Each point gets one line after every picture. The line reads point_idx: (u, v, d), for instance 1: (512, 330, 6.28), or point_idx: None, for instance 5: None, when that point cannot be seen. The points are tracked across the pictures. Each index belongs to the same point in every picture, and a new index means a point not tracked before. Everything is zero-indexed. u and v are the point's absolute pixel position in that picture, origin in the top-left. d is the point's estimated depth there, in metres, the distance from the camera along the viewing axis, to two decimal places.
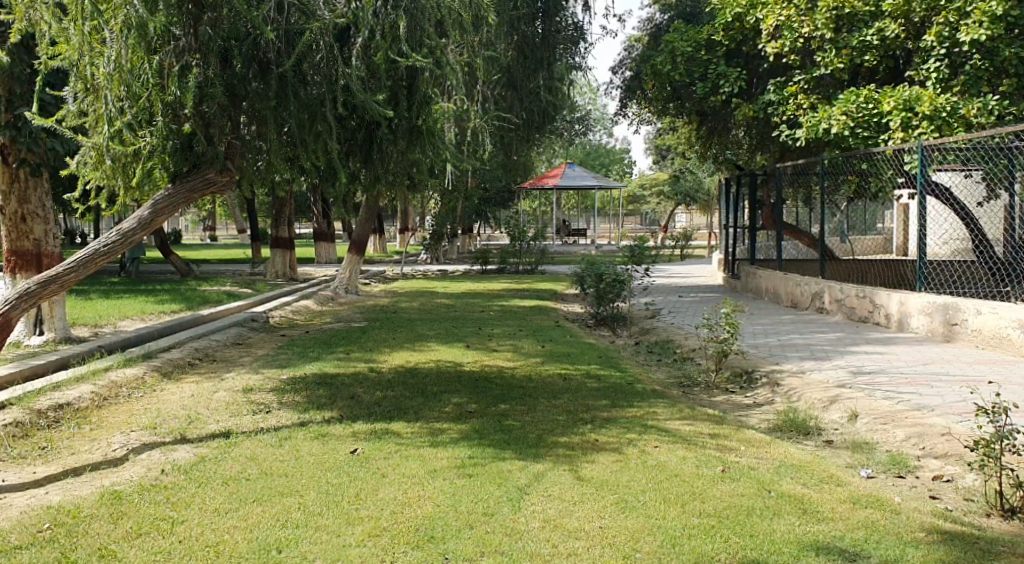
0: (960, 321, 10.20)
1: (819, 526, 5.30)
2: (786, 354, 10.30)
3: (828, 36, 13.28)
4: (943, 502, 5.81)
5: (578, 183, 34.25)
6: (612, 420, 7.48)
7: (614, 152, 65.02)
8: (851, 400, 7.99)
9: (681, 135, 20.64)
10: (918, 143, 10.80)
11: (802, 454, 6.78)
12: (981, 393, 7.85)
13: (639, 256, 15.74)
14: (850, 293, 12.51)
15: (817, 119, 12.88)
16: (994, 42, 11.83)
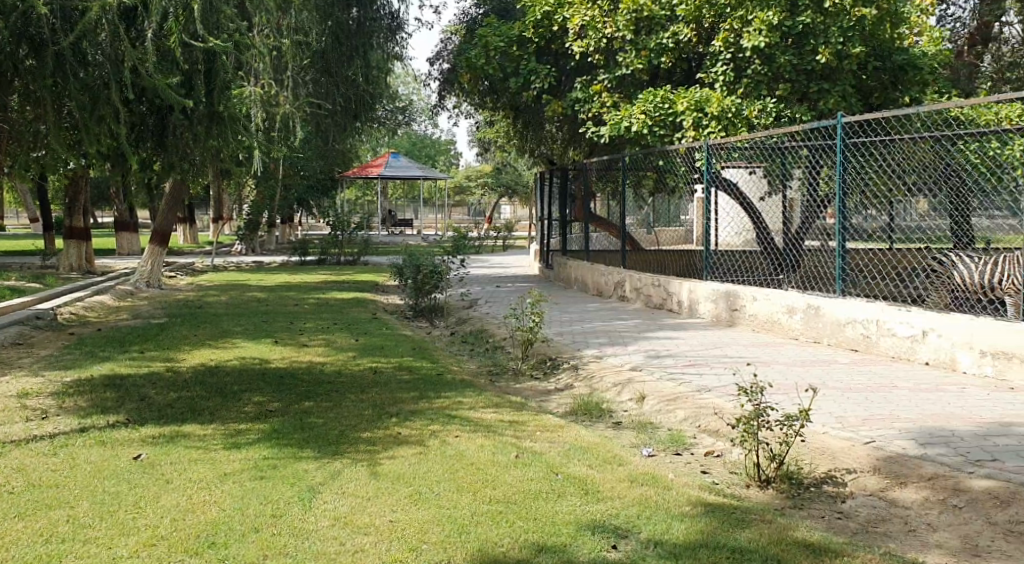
0: (739, 306, 10.92)
1: (597, 506, 5.56)
2: (587, 341, 10.69)
3: (629, 37, 13.80)
4: (710, 476, 6.29)
5: (402, 173, 34.21)
6: (415, 413, 7.56)
7: (439, 142, 65.28)
8: (640, 383, 8.39)
9: (499, 129, 20.89)
10: (703, 144, 11.64)
11: (592, 437, 7.07)
12: (744, 373, 8.45)
13: (456, 247, 15.88)
14: (647, 281, 13.11)
15: (619, 117, 13.31)
16: (771, 49, 12.54)
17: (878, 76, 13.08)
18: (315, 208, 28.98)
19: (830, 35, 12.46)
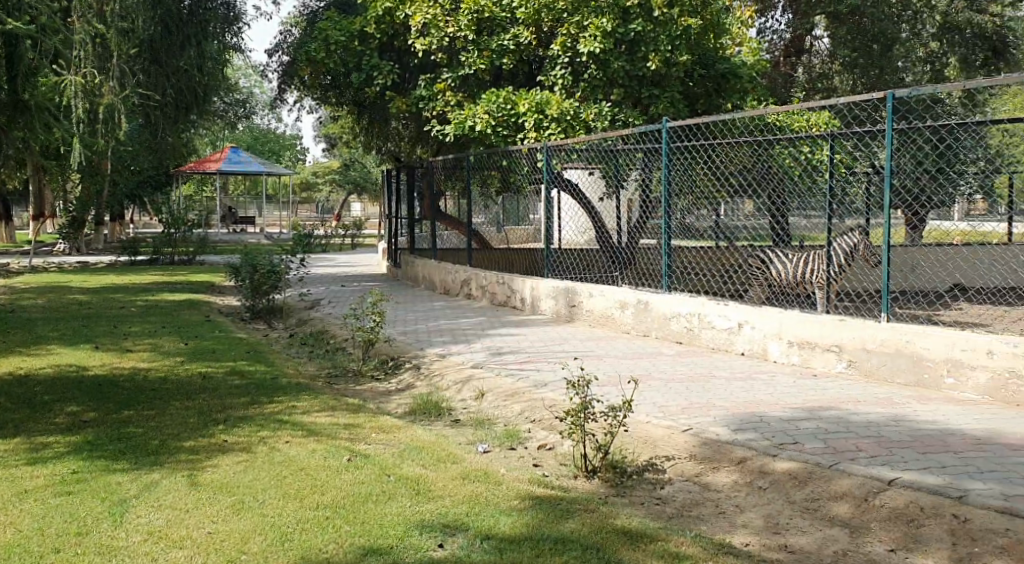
0: (578, 302, 11.27)
1: (426, 505, 5.68)
2: (429, 339, 10.78)
3: (471, 37, 13.96)
4: (540, 469, 6.52)
5: (242, 168, 33.36)
6: (246, 418, 7.47)
7: (286, 138, 63.96)
8: (480, 380, 8.55)
9: (343, 125, 20.69)
10: (541, 146, 12.04)
11: (427, 436, 7.18)
12: (570, 366, 8.76)
13: (297, 247, 15.67)
14: (491, 279, 13.34)
15: (463, 116, 13.45)
16: (605, 55, 12.96)
17: (702, 83, 13.78)
18: (148, 203, 27.89)
19: (659, 44, 12.93)
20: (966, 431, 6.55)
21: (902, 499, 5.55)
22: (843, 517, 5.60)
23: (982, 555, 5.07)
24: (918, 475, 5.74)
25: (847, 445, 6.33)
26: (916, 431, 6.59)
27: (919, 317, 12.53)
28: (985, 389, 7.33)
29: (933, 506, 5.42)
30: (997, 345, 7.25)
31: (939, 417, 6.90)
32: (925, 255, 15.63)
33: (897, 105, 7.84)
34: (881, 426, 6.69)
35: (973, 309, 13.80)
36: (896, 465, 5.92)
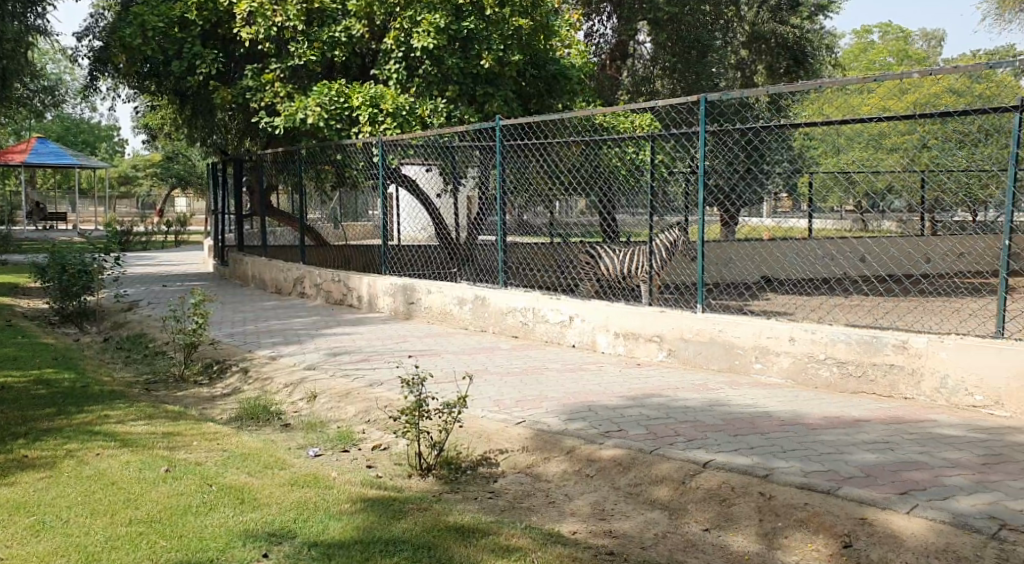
0: (416, 299, 11.20)
1: (252, 514, 5.50)
2: (258, 340, 10.45)
3: (300, 28, 13.62)
4: (374, 470, 6.47)
5: (50, 161, 31.34)
6: (53, 431, 7.02)
7: (104, 130, 60.71)
8: (313, 381, 8.35)
9: (163, 116, 19.77)
10: (376, 141, 11.84)
11: (254, 441, 6.96)
12: (405, 365, 8.70)
13: (111, 245, 14.86)
14: (326, 276, 13.07)
15: (293, 108, 13.05)
16: (439, 51, 12.91)
17: (535, 83, 13.98)
18: None
19: (491, 43, 13.03)
20: (774, 413, 7.09)
21: (715, 480, 5.89)
22: (663, 500, 5.92)
23: (784, 529, 5.48)
24: (731, 457, 6.12)
25: (667, 432, 6.68)
26: (729, 414, 7.08)
27: (733, 307, 13.27)
28: (789, 372, 7.97)
29: (742, 485, 5.80)
30: (796, 332, 7.91)
31: (751, 401, 7.43)
32: (734, 250, 16.03)
33: (708, 108, 8.53)
34: (698, 411, 7.14)
35: (779, 298, 14.70)
36: (711, 448, 6.31)
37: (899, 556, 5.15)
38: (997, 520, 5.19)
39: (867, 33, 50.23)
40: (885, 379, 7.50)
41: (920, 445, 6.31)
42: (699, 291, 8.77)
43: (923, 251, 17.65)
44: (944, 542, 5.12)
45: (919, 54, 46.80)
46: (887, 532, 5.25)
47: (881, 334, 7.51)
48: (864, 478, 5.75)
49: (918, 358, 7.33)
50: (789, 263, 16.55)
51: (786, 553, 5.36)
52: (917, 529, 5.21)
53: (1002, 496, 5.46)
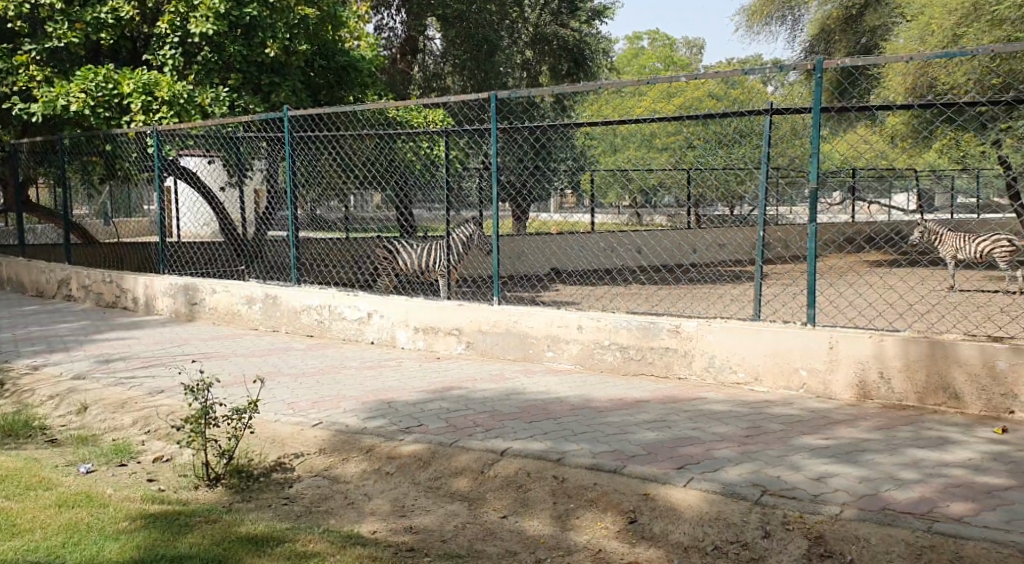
0: (199, 299, 10.59)
1: (12, 543, 4.90)
2: (19, 350, 9.49)
3: (59, 7, 12.34)
4: (155, 484, 5.99)
5: None
6: None
7: None
8: (83, 392, 7.64)
9: None
10: (150, 131, 10.99)
11: (13, 461, 6.26)
12: (189, 370, 8.15)
13: None
14: (96, 277, 12.11)
15: (54, 94, 11.87)
16: (219, 37, 12.29)
17: (324, 74, 13.47)
18: None
19: (277, 30, 12.44)
20: (566, 399, 7.13)
21: (509, 467, 5.85)
22: (462, 492, 5.79)
23: (576, 511, 5.47)
24: (523, 443, 6.10)
25: (465, 422, 6.59)
26: (522, 401, 7.06)
27: (525, 297, 13.37)
28: (577, 358, 8.09)
29: (536, 470, 5.76)
30: (584, 320, 8.03)
31: (544, 388, 7.46)
32: (526, 243, 16.38)
33: (499, 105, 8.45)
34: (495, 401, 7.07)
35: (568, 288, 14.94)
36: (506, 435, 6.27)
37: (677, 528, 5.23)
38: (760, 486, 5.35)
39: (640, 40, 52.37)
40: (660, 361, 7.73)
41: (697, 421, 6.52)
42: (495, 284, 8.61)
43: (691, 242, 18.67)
44: (716, 510, 5.23)
45: (686, 61, 49.38)
46: (667, 506, 5.33)
47: (658, 320, 7.75)
48: (647, 456, 5.85)
49: (689, 341, 7.59)
50: (575, 255, 17.02)
51: (577, 533, 5.36)
52: (691, 500, 5.31)
53: (763, 464, 5.68)
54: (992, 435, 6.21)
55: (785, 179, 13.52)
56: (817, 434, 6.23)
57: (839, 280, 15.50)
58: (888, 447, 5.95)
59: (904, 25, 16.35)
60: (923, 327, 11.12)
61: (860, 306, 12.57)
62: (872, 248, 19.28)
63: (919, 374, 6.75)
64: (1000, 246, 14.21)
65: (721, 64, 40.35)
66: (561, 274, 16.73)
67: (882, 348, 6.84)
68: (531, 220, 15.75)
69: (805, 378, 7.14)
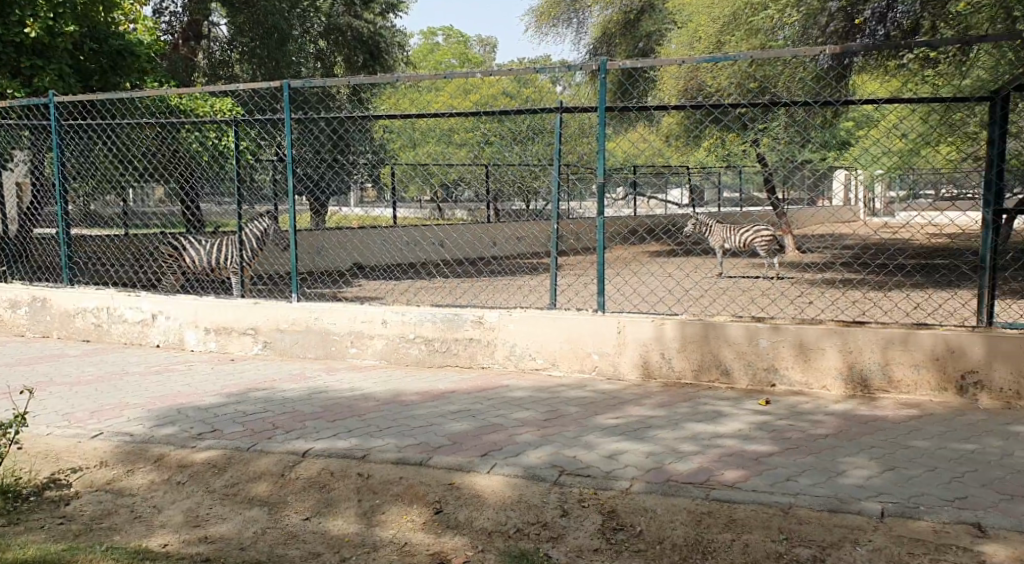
0: None
1: None
2: None
3: None
4: None
5: None
6: None
7: None
8: None
9: None
10: None
11: None
12: None
13: None
14: None
15: None
16: None
17: (97, 59, 12.31)
18: None
19: (40, 9, 11.26)
20: (368, 394, 6.88)
21: (314, 467, 5.55)
22: (261, 497, 5.42)
23: (381, 506, 5.24)
24: (326, 443, 5.81)
25: (262, 425, 6.21)
26: (327, 401, 6.73)
27: (327, 294, 12.90)
28: (383, 354, 7.83)
29: (340, 468, 5.50)
30: (389, 315, 7.78)
31: (348, 385, 7.18)
32: (326, 237, 15.57)
33: (291, 95, 8.02)
34: (295, 401, 6.72)
35: (369, 283, 14.58)
36: (310, 437, 5.94)
37: (480, 514, 5.09)
38: (557, 468, 5.35)
39: (432, 37, 52.20)
40: (465, 352, 7.61)
41: (499, 409, 6.45)
42: (291, 279, 8.04)
43: (492, 236, 18.57)
44: (517, 493, 5.17)
45: (477, 59, 49.91)
46: (470, 493, 5.21)
47: (462, 311, 7.61)
48: (451, 445, 5.72)
49: (492, 332, 7.50)
50: (378, 250, 16.59)
51: (382, 528, 5.10)
52: (494, 486, 5.22)
53: (559, 446, 5.71)
54: (757, 406, 6.57)
55: (574, 173, 13.81)
56: (611, 414, 6.34)
57: (622, 270, 16.04)
58: (669, 423, 6.18)
59: (678, 31, 17.15)
60: (702, 310, 11.64)
61: (644, 292, 13.03)
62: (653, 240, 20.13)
63: (690, 351, 7.03)
64: (761, 236, 14.99)
65: (506, 64, 40.97)
66: (364, 269, 16.12)
67: (662, 330, 7.08)
68: (331, 214, 15.24)
69: (597, 362, 7.25)
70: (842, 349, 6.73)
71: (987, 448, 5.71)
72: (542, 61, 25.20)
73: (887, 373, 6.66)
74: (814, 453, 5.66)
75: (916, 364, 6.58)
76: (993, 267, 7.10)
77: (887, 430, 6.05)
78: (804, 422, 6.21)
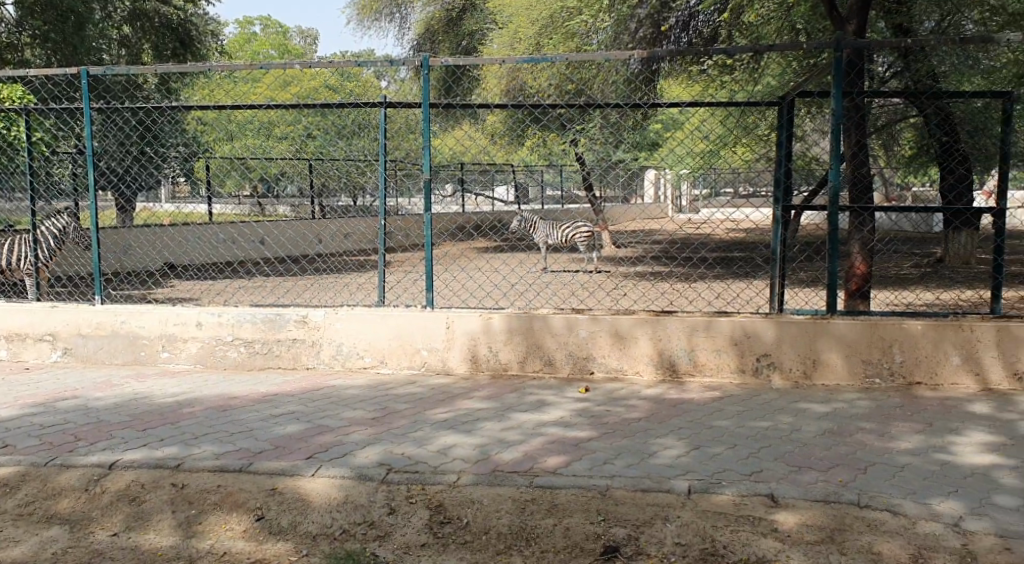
0: None
1: None
2: None
3: None
4: None
5: None
6: None
7: None
8: None
9: None
10: None
11: None
12: None
13: None
14: None
15: None
16: None
17: None
18: None
19: None
20: (181, 401, 6.80)
21: (120, 481, 5.47)
22: (63, 515, 5.32)
23: (198, 516, 5.23)
24: (138, 454, 5.74)
25: (65, 438, 6.05)
26: (135, 409, 6.61)
27: (134, 295, 12.50)
28: (198, 357, 7.74)
29: (151, 480, 5.45)
30: (203, 317, 7.69)
31: (161, 391, 7.07)
32: (132, 235, 14.97)
33: (90, 82, 7.82)
34: (101, 411, 6.56)
35: (183, 284, 14.19)
36: (116, 448, 5.84)
37: (305, 518, 5.17)
38: (386, 466, 5.50)
39: (250, 25, 50.73)
40: (288, 353, 7.63)
41: (320, 409, 6.53)
42: (97, 281, 7.82)
43: (316, 233, 18.76)
44: (344, 495, 5.26)
45: (298, 50, 48.88)
46: (294, 497, 5.28)
47: (283, 311, 7.62)
48: (274, 450, 5.76)
49: (317, 332, 7.56)
50: (189, 247, 15.92)
51: (199, 539, 5.12)
52: (320, 488, 5.31)
53: (386, 444, 5.85)
54: (578, 394, 6.93)
55: (398, 169, 13.89)
56: (435, 410, 6.52)
57: (447, 267, 16.28)
58: (495, 414, 6.43)
59: (499, 32, 17.53)
60: (524, 304, 12.03)
61: (468, 288, 13.31)
62: (476, 235, 20.52)
63: (517, 342, 7.32)
64: (581, 232, 15.67)
65: (327, 56, 40.37)
66: (175, 269, 15.41)
67: (489, 324, 7.33)
68: (139, 209, 15.20)
69: (425, 358, 7.43)
70: (654, 338, 7.19)
71: (779, 424, 6.26)
72: (363, 55, 24.94)
73: (693, 358, 7.15)
74: (627, 437, 6.05)
75: (717, 349, 7.11)
76: (783, 258, 7.74)
77: (693, 412, 6.52)
78: (619, 407, 6.61)
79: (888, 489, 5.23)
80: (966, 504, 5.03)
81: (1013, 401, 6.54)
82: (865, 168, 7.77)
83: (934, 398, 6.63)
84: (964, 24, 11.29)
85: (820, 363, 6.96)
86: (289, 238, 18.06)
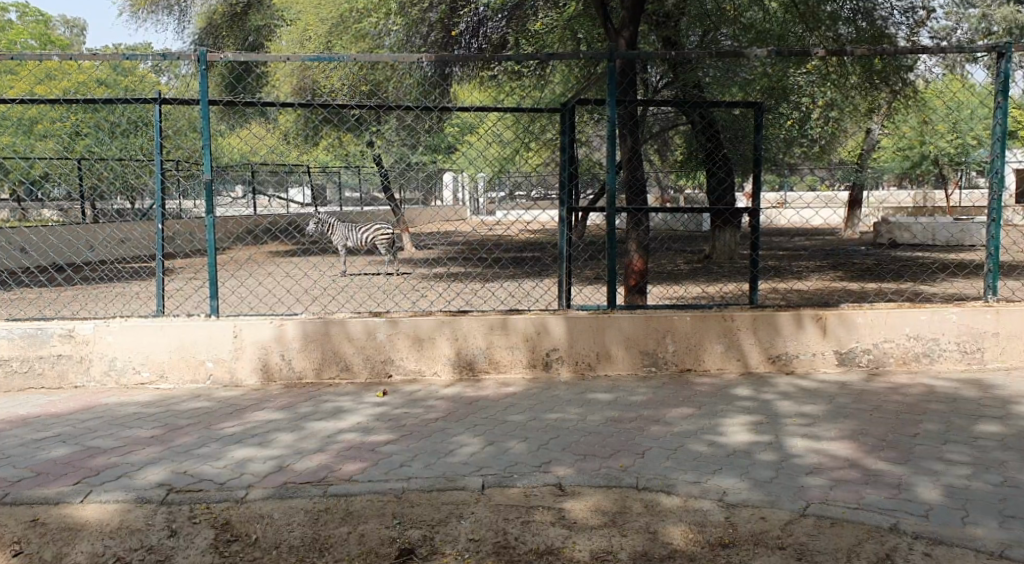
0: None
1: None
2: None
3: None
4: None
5: None
6: None
7: None
8: None
9: None
10: None
11: None
12: None
13: None
14: None
15: None
16: None
17: None
18: None
19: None
20: None
21: None
22: None
23: None
24: None
25: None
26: None
27: None
28: None
29: None
30: None
31: None
32: None
33: None
34: None
35: None
36: None
37: (73, 549, 5.03)
38: (165, 487, 5.37)
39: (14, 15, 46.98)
40: (52, 371, 7.26)
41: (92, 430, 6.28)
42: None
43: (88, 240, 17.99)
44: (119, 520, 5.12)
45: (63, 40, 45.68)
46: (61, 527, 5.09)
47: (46, 325, 7.24)
48: (38, 477, 5.50)
49: (85, 346, 7.24)
50: None
51: None
52: (94, 515, 5.14)
53: (167, 462, 5.72)
54: (376, 398, 6.99)
55: (179, 173, 13.34)
56: (224, 423, 6.42)
57: (239, 272, 15.89)
58: (288, 424, 6.39)
59: (287, 29, 17.24)
60: (318, 310, 11.96)
61: (259, 295, 13.08)
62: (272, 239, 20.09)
63: (312, 348, 7.29)
64: (382, 234, 15.68)
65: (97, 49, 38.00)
66: None
67: (282, 330, 7.26)
68: None
69: (211, 369, 7.27)
70: (451, 338, 7.35)
71: (567, 415, 6.56)
72: (138, 47, 23.56)
73: (488, 356, 7.36)
74: (422, 437, 6.17)
75: (512, 345, 7.35)
76: (569, 258, 8.08)
77: (487, 408, 6.73)
78: (417, 408, 6.73)
79: (662, 471, 5.57)
80: (730, 480, 5.44)
81: (771, 383, 7.13)
82: (641, 171, 8.23)
83: (702, 384, 7.14)
84: (721, 40, 12.61)
85: (603, 355, 7.33)
86: (52, 246, 16.89)
